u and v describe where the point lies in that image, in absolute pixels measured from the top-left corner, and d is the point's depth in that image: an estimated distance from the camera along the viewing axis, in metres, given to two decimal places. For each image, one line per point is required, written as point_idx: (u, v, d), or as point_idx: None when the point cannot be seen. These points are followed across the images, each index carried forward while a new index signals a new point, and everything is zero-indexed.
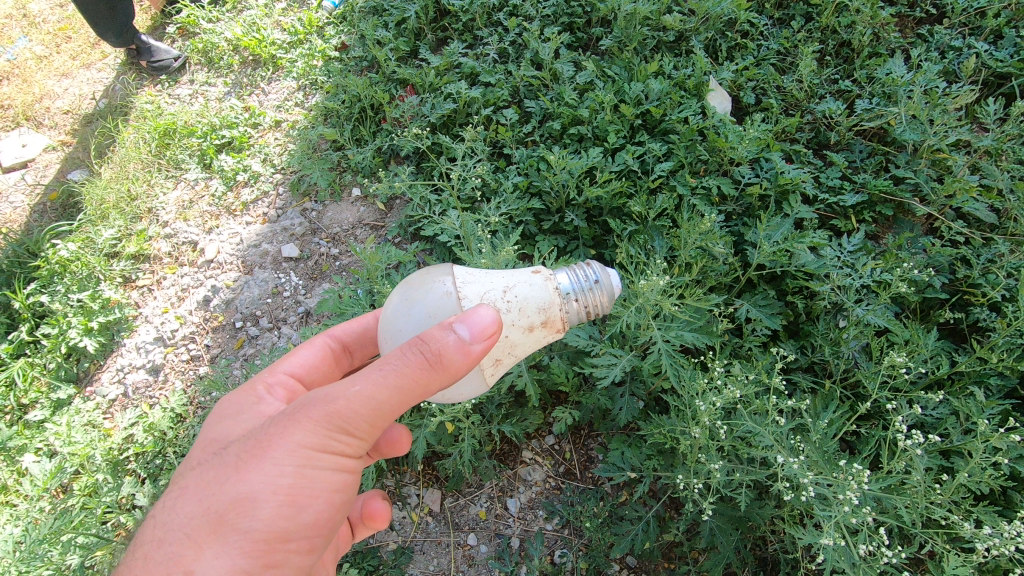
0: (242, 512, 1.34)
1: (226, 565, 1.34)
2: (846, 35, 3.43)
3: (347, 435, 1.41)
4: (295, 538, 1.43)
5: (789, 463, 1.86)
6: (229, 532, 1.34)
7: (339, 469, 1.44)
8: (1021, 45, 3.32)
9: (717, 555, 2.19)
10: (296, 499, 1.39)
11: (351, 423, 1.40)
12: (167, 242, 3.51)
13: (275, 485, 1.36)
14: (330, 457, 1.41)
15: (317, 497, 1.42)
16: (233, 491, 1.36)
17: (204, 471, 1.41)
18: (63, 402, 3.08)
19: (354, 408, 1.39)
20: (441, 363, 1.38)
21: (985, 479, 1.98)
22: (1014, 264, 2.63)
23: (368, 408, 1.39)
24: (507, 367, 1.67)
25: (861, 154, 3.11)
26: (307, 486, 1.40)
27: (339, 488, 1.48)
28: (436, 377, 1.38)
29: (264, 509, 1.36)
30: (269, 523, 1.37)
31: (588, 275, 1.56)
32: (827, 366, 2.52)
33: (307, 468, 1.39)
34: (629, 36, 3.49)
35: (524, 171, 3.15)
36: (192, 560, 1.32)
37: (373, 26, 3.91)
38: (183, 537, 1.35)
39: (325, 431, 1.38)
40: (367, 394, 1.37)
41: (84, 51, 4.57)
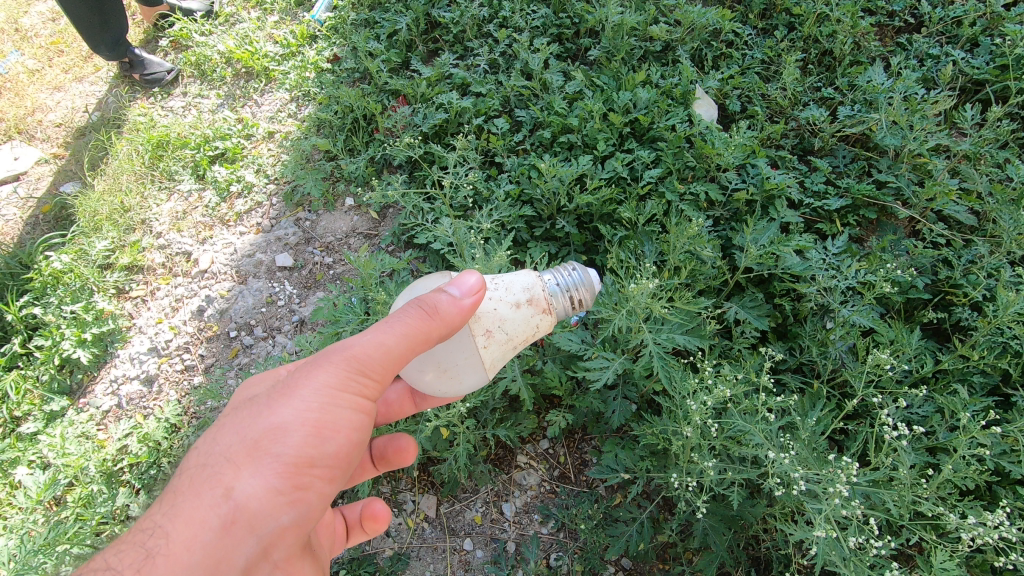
0: (275, 438, 1.40)
1: (259, 487, 1.38)
2: (828, 44, 3.52)
3: (367, 376, 1.49)
4: (322, 469, 1.45)
5: (779, 460, 1.90)
6: (262, 457, 1.39)
7: (361, 408, 1.50)
8: (997, 52, 3.43)
9: (711, 554, 2.22)
10: (323, 431, 1.44)
11: (371, 364, 1.48)
12: (161, 253, 3.53)
13: (303, 416, 1.42)
14: (353, 395, 1.48)
15: (340, 431, 1.46)
16: (264, 421, 1.42)
17: (237, 410, 1.49)
18: (55, 414, 3.07)
19: (371, 350, 1.48)
20: (437, 313, 1.50)
21: (970, 474, 2.03)
22: (994, 265, 2.71)
23: (383, 351, 1.48)
24: (502, 350, 1.65)
25: (844, 159, 3.19)
26: (332, 419, 1.45)
27: (361, 428, 1.52)
28: (433, 326, 1.50)
29: (293, 437, 1.41)
30: (297, 451, 1.41)
31: (568, 264, 1.72)
32: (816, 366, 2.57)
33: (331, 403, 1.45)
34: (617, 47, 3.57)
35: (515, 179, 3.20)
36: (231, 480, 1.37)
37: (365, 38, 3.97)
38: (219, 463, 1.40)
39: (347, 370, 1.46)
40: (379, 340, 1.47)
41: (77, 65, 4.59)
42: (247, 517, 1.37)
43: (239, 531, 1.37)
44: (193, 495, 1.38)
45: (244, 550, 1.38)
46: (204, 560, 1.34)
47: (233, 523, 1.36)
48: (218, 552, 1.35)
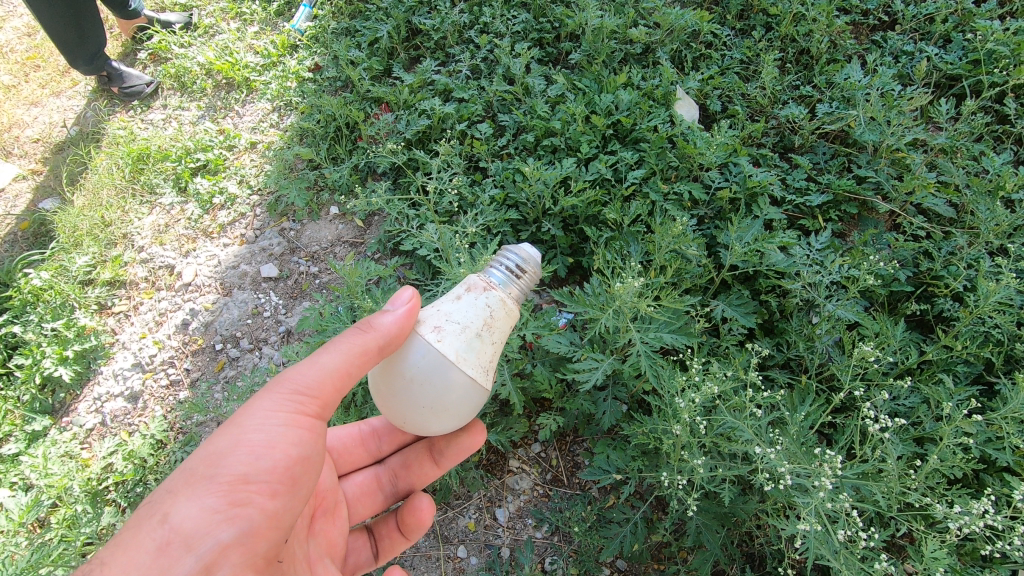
0: (212, 459, 1.44)
1: (197, 508, 1.39)
2: (805, 43, 3.57)
3: (304, 397, 1.56)
4: (260, 484, 1.47)
5: (767, 454, 1.91)
6: (201, 479, 1.42)
7: (299, 424, 1.56)
8: (969, 48, 3.49)
9: (705, 553, 2.22)
10: (258, 448, 1.48)
11: (308, 383, 1.56)
12: (144, 267, 3.49)
13: (241, 437, 1.48)
14: (290, 412, 1.54)
15: (277, 447, 1.50)
16: (204, 447, 1.47)
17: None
18: (37, 434, 3.01)
19: (307, 368, 1.57)
20: (371, 327, 1.58)
21: (957, 463, 2.06)
22: (973, 256, 2.75)
23: (318, 370, 1.57)
24: (462, 340, 1.55)
25: (825, 156, 3.23)
26: (269, 436, 1.50)
27: (301, 443, 1.55)
28: (368, 337, 1.56)
29: (232, 456, 1.46)
30: (234, 467, 1.45)
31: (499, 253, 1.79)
32: (803, 361, 2.60)
33: (266, 421, 1.51)
34: (597, 50, 3.59)
35: (500, 184, 3.20)
36: (167, 505, 1.39)
37: (346, 47, 3.96)
38: (157, 493, 1.42)
39: (282, 391, 1.54)
40: (314, 361, 1.58)
41: (54, 80, 4.54)
42: (183, 535, 1.36)
43: (176, 551, 1.35)
44: (131, 526, 1.38)
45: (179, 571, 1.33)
46: None
47: (168, 544, 1.35)
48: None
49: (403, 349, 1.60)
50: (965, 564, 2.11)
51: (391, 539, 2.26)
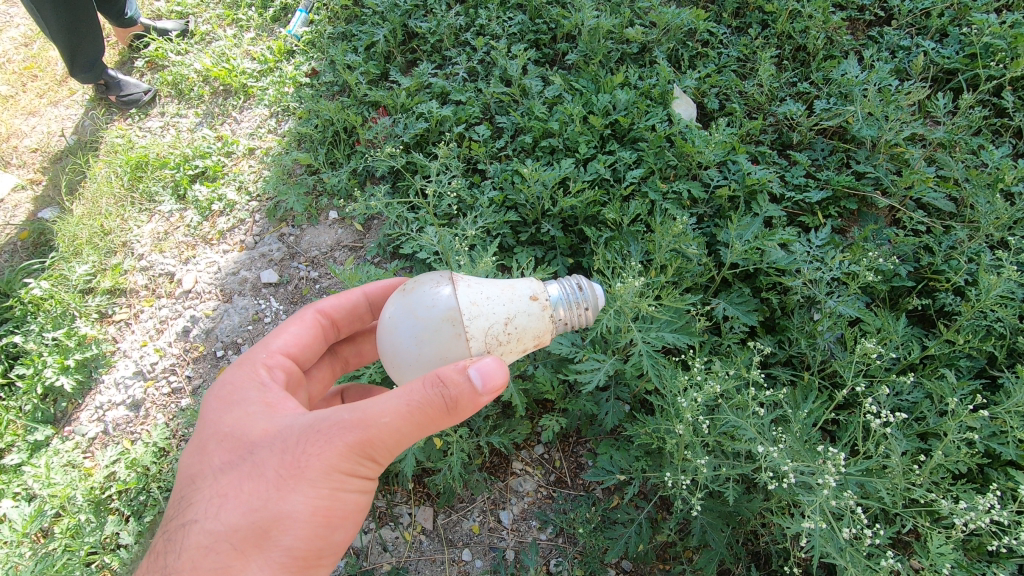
0: (285, 529, 1.47)
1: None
2: (801, 40, 3.57)
3: (373, 459, 1.52)
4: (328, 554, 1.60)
5: (771, 453, 1.91)
6: (270, 548, 1.47)
7: (365, 488, 1.59)
8: (966, 41, 3.48)
9: (711, 552, 2.21)
10: (329, 519, 1.53)
11: (386, 443, 1.49)
12: (144, 274, 3.49)
13: (313, 506, 1.49)
14: (357, 481, 1.54)
15: (346, 517, 1.57)
16: (275, 509, 1.47)
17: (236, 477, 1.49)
18: (39, 444, 3.01)
19: (386, 428, 1.47)
20: (458, 412, 1.50)
21: (961, 458, 2.05)
22: (974, 250, 2.75)
23: (395, 439, 1.49)
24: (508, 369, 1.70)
25: (823, 152, 3.23)
26: (337, 505, 1.53)
27: (361, 506, 1.61)
28: (448, 419, 1.52)
29: (301, 525, 1.49)
30: (300, 541, 1.50)
31: (578, 289, 1.66)
32: (805, 358, 2.59)
33: (340, 490, 1.52)
34: (594, 50, 3.59)
35: (499, 186, 3.20)
36: (239, 569, 1.45)
37: (343, 51, 3.97)
38: (226, 550, 1.46)
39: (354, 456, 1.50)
40: (392, 425, 1.48)
41: (51, 89, 4.54)
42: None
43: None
44: None
45: None
46: None
47: None
48: None
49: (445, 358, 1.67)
50: (971, 559, 2.10)
51: None
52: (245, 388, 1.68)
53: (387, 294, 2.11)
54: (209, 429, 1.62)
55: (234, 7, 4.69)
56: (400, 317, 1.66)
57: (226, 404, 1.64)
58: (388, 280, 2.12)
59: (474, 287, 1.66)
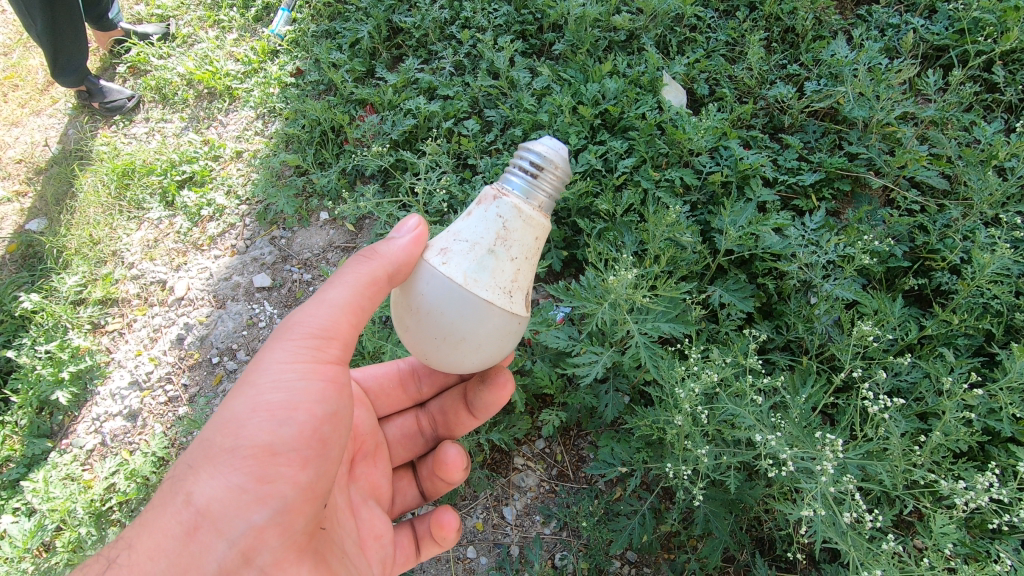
0: (229, 431, 1.49)
1: (219, 487, 1.46)
2: (790, 21, 3.54)
3: (317, 339, 1.59)
4: (285, 454, 1.51)
5: (770, 441, 1.90)
6: (220, 454, 1.48)
7: (318, 378, 1.58)
8: (955, 17, 3.45)
9: (715, 540, 2.20)
10: (276, 411, 1.51)
11: (317, 328, 1.59)
12: (135, 283, 3.46)
13: (255, 401, 1.51)
14: (306, 363, 1.56)
15: (298, 409, 1.53)
16: (220, 417, 1.52)
17: (219, 427, 1.50)
18: (37, 458, 2.98)
19: (318, 321, 1.59)
20: (375, 254, 1.62)
21: (962, 437, 2.05)
22: (969, 227, 2.73)
23: (329, 307, 1.61)
24: (472, 258, 1.54)
25: (815, 134, 3.21)
26: (288, 397, 1.53)
27: (323, 399, 1.58)
28: (374, 265, 1.61)
29: (250, 425, 1.50)
30: (256, 437, 1.49)
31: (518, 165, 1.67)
32: (803, 343, 2.58)
33: (286, 380, 1.54)
34: (581, 39, 3.55)
35: (490, 180, 3.17)
36: (192, 484, 1.46)
37: (327, 50, 3.92)
38: (182, 470, 1.50)
39: (298, 339, 1.57)
40: (321, 300, 1.61)
41: (33, 98, 4.47)
42: (212, 520, 1.44)
43: (205, 536, 1.44)
44: (159, 508, 1.47)
45: (214, 556, 1.43)
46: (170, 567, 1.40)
47: (196, 528, 1.44)
48: (187, 560, 1.41)
49: (414, 271, 1.63)
50: (974, 536, 2.10)
51: (432, 482, 2.35)
52: None
53: None
54: None
55: (216, 8, 4.63)
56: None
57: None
58: None
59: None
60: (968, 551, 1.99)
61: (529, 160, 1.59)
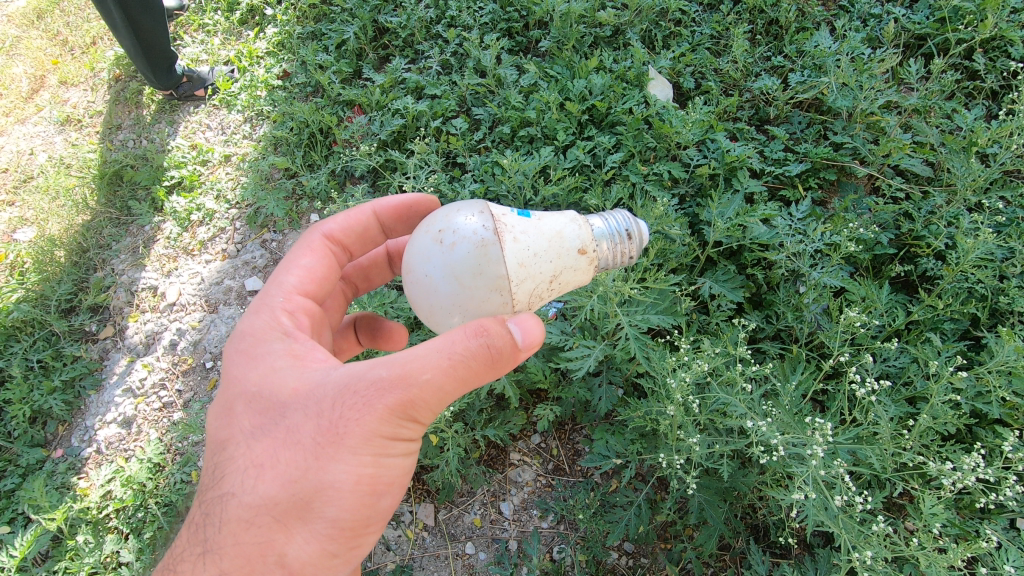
0: (326, 501, 1.40)
1: (313, 552, 1.44)
2: (773, 14, 3.57)
3: (416, 420, 1.43)
4: (372, 520, 1.52)
5: (760, 427, 1.92)
6: (314, 520, 1.41)
7: (408, 450, 1.50)
8: (935, 6, 3.48)
9: (709, 528, 2.23)
10: (375, 488, 1.46)
11: (422, 411, 1.41)
12: (126, 290, 3.44)
13: (356, 475, 1.42)
14: (404, 443, 1.46)
15: (389, 483, 1.48)
16: (315, 480, 1.39)
17: (312, 493, 1.39)
18: (31, 468, 2.95)
19: (425, 406, 1.40)
20: (497, 357, 1.42)
21: (949, 420, 2.08)
22: (952, 213, 2.76)
23: (438, 395, 1.40)
24: None
25: (801, 125, 3.24)
26: (382, 473, 1.46)
27: (407, 468, 1.54)
28: (499, 368, 1.43)
29: (344, 501, 1.42)
30: (351, 512, 1.44)
31: (626, 238, 1.60)
32: (793, 331, 2.61)
33: (384, 457, 1.44)
34: (566, 36, 3.57)
35: (479, 178, 3.18)
36: (282, 544, 1.40)
37: (314, 52, 3.92)
38: (267, 526, 1.40)
39: (398, 418, 1.40)
40: (436, 381, 1.38)
41: (18, 107, 4.42)
42: None
43: None
44: (242, 558, 1.41)
45: None
46: None
47: None
48: None
49: None
50: (965, 517, 2.13)
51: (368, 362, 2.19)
52: (269, 340, 1.57)
53: (399, 216, 2.00)
54: (242, 426, 1.47)
55: (200, 13, 4.62)
56: (438, 275, 1.53)
57: (250, 359, 1.54)
58: (399, 197, 1.99)
59: (522, 241, 1.53)
60: (958, 532, 2.03)
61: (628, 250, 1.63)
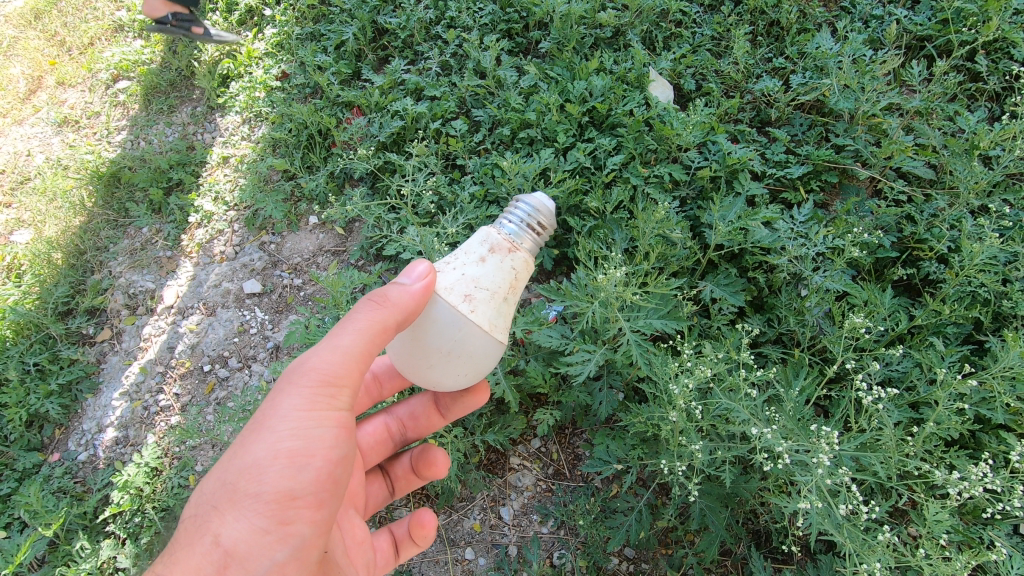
0: (250, 476, 1.43)
1: (244, 529, 1.42)
2: (774, 15, 3.55)
3: (331, 387, 1.52)
4: (303, 497, 1.47)
5: (764, 434, 1.90)
6: (242, 496, 1.43)
7: (335, 425, 1.52)
8: (937, 7, 3.47)
9: (711, 534, 2.21)
10: (296, 458, 1.45)
11: (328, 374, 1.52)
12: (123, 293, 3.41)
13: (276, 448, 1.44)
14: (321, 410, 1.50)
15: (315, 454, 1.48)
16: (241, 460, 1.45)
17: (239, 473, 1.44)
18: (27, 472, 2.93)
19: (329, 368, 1.52)
20: (387, 301, 1.53)
21: (953, 426, 2.06)
22: (955, 216, 2.75)
23: (340, 355, 1.53)
24: (493, 307, 1.59)
25: (802, 127, 3.22)
26: (305, 444, 1.47)
27: (338, 444, 1.52)
28: (386, 313, 1.52)
29: (269, 471, 1.43)
30: (276, 484, 1.43)
31: (514, 206, 1.72)
32: (795, 335, 2.59)
33: (302, 426, 1.47)
34: (567, 36, 3.55)
35: (479, 180, 3.16)
36: (217, 525, 1.42)
37: (313, 52, 3.90)
38: (205, 511, 1.44)
39: (311, 387, 1.50)
40: (336, 343, 1.53)
41: (15, 108, 4.39)
42: (239, 559, 1.42)
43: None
44: (185, 550, 1.42)
45: None
46: None
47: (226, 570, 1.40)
48: None
49: (426, 317, 1.59)
50: (968, 523, 2.12)
51: (406, 480, 2.30)
52: None
53: None
54: None
55: (199, 14, 4.60)
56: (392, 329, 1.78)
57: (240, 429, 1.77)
58: None
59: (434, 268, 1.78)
60: (962, 538, 2.02)
61: (523, 209, 1.70)
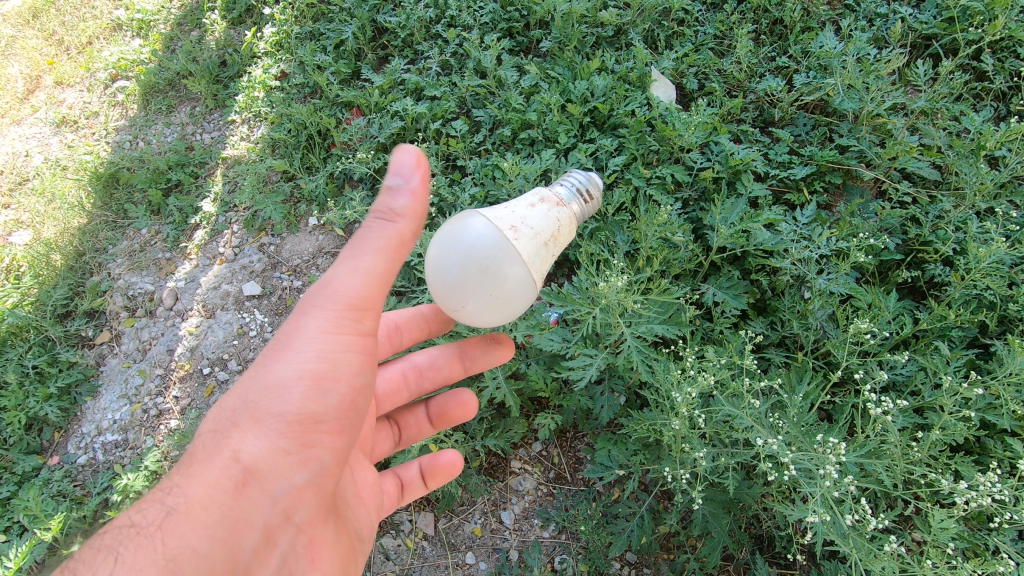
0: (273, 396, 1.36)
1: (266, 448, 1.36)
2: (778, 13, 3.51)
3: (354, 308, 1.41)
4: (327, 422, 1.41)
5: (769, 443, 1.88)
6: (262, 414, 1.36)
7: (359, 351, 1.44)
8: (942, 6, 3.44)
9: (714, 540, 2.19)
10: (321, 381, 1.39)
11: (354, 297, 1.40)
12: (122, 295, 3.40)
13: (300, 371, 1.37)
14: (348, 335, 1.41)
15: (340, 379, 1.41)
16: (262, 379, 1.38)
17: (260, 394, 1.37)
18: (26, 476, 2.91)
19: (355, 291, 1.40)
20: (395, 213, 1.40)
21: (960, 433, 2.04)
22: (961, 218, 2.72)
23: (366, 277, 1.40)
24: (533, 246, 1.49)
25: (805, 127, 3.19)
26: (330, 367, 1.40)
27: (361, 370, 1.46)
28: (397, 229, 1.40)
29: (292, 392, 1.37)
30: (300, 406, 1.37)
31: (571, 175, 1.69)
32: (798, 339, 2.57)
33: (328, 349, 1.39)
34: (568, 36, 3.52)
35: (480, 181, 3.14)
36: (236, 442, 1.36)
37: (312, 52, 3.87)
38: (222, 425, 1.37)
39: (336, 310, 1.39)
40: (357, 266, 1.39)
41: (13, 107, 4.36)
42: (259, 476, 1.37)
43: (254, 493, 1.37)
44: (202, 464, 1.36)
45: (261, 512, 1.38)
46: (222, 521, 1.34)
47: (247, 485, 1.36)
48: (236, 516, 1.35)
49: (448, 251, 1.50)
50: (973, 528, 2.11)
51: (418, 428, 2.29)
52: None
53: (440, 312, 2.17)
54: None
55: (198, 13, 4.58)
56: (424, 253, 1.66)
57: None
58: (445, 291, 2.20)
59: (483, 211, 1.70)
60: (967, 545, 2.00)
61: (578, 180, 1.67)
